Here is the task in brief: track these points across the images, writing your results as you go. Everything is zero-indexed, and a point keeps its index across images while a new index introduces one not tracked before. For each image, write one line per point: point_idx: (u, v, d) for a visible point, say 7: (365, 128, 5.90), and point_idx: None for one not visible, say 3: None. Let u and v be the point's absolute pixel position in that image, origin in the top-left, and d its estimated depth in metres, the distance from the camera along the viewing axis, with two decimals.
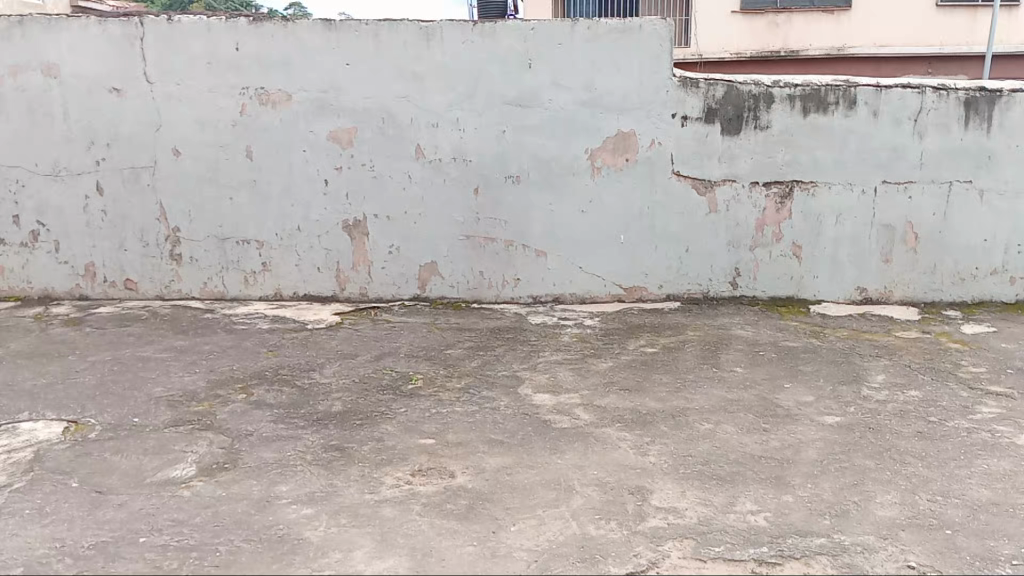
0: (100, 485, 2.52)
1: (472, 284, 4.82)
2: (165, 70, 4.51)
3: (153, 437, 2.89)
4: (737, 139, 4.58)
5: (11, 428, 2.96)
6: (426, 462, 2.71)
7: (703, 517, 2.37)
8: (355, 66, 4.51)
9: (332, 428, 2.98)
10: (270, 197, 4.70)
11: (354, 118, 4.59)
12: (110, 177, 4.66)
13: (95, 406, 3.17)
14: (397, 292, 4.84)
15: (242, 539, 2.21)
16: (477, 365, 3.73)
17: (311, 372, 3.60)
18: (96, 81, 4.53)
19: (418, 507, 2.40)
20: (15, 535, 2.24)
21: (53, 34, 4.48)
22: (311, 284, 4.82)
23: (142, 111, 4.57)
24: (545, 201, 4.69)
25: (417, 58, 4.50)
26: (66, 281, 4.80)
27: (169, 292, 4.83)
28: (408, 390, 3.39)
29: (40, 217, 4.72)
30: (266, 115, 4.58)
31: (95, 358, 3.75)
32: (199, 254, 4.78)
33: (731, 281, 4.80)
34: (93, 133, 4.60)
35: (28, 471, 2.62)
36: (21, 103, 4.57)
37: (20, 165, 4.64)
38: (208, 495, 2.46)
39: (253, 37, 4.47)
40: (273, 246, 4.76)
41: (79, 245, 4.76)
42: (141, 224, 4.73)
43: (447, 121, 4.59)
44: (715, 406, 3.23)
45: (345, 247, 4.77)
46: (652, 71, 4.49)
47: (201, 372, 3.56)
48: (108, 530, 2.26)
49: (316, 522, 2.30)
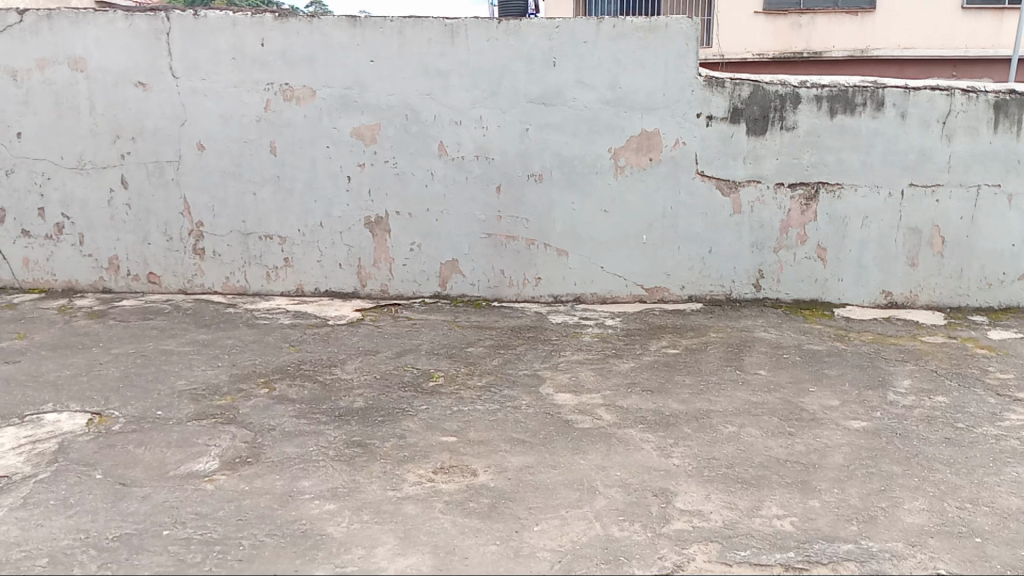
0: (123, 477, 2.53)
1: (492, 283, 4.81)
2: (191, 65, 4.53)
3: (176, 430, 2.89)
4: (763, 140, 4.54)
5: (35, 420, 2.97)
6: (449, 460, 2.70)
7: (729, 521, 2.34)
8: (380, 63, 4.51)
9: (353, 424, 2.98)
10: (292, 193, 4.70)
11: (377, 115, 4.58)
12: (134, 171, 4.69)
13: (119, 399, 3.18)
14: (418, 289, 4.84)
15: (266, 534, 2.21)
16: (498, 363, 3.72)
17: (333, 368, 3.60)
18: (121, 75, 4.56)
19: (441, 505, 2.39)
20: (41, 526, 2.25)
21: (81, 28, 4.51)
22: (332, 280, 4.82)
23: (167, 106, 4.59)
24: (567, 200, 4.67)
25: (441, 55, 4.49)
26: (90, 273, 4.84)
27: (192, 286, 4.85)
28: (429, 388, 3.38)
29: (65, 209, 4.75)
30: (291, 111, 4.59)
31: (119, 350, 3.77)
32: (222, 249, 4.79)
33: (754, 283, 4.76)
34: (118, 128, 4.63)
35: (53, 462, 2.63)
36: (48, 96, 4.60)
37: (45, 157, 4.68)
38: (231, 489, 2.46)
39: (279, 33, 4.47)
40: (296, 241, 4.77)
41: (103, 239, 4.79)
42: (164, 218, 4.75)
43: (470, 119, 4.58)
44: (740, 409, 3.20)
45: (367, 244, 4.77)
46: (678, 70, 4.46)
47: (223, 367, 3.57)
48: (131, 522, 2.26)
49: (338, 518, 2.30)
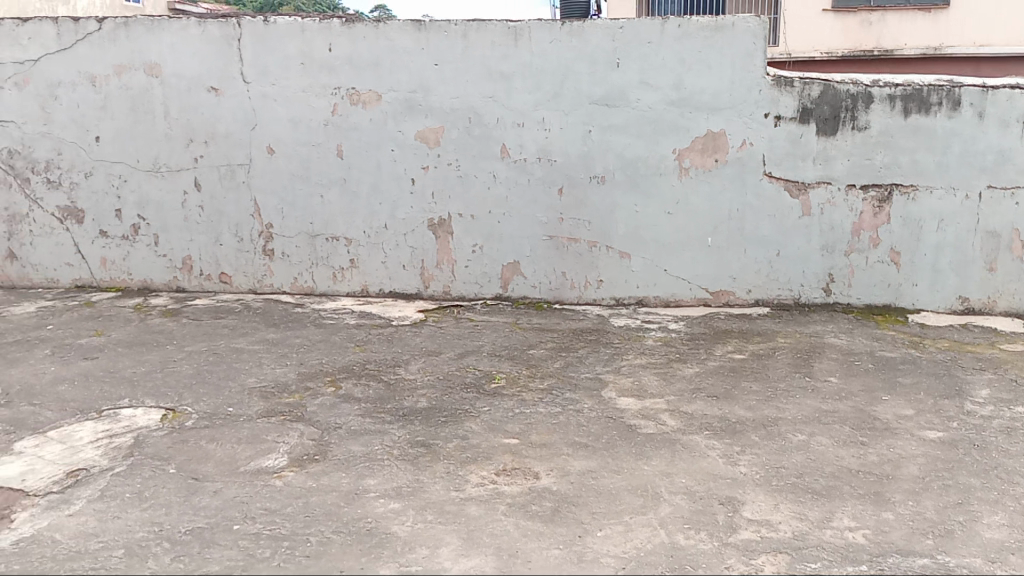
0: (196, 472, 2.61)
1: (554, 285, 4.79)
2: (262, 70, 4.66)
3: (247, 427, 2.97)
4: (834, 140, 4.41)
5: (113, 414, 3.09)
6: (511, 463, 2.70)
7: (798, 532, 2.28)
8: (444, 66, 4.55)
9: (417, 424, 3.01)
10: (358, 196, 4.78)
11: (441, 118, 4.63)
12: (207, 174, 4.84)
13: (192, 395, 3.29)
14: (480, 291, 4.86)
15: (332, 531, 2.25)
16: (560, 366, 3.71)
17: (397, 368, 3.64)
18: (195, 80, 4.71)
19: (503, 507, 2.39)
20: (117, 518, 2.33)
21: (157, 35, 4.68)
22: (396, 281, 4.88)
23: (238, 111, 4.73)
24: (630, 202, 4.63)
25: (504, 58, 4.51)
26: (165, 273, 5.01)
27: (262, 286, 4.97)
28: (492, 389, 3.39)
29: (141, 211, 4.93)
30: (357, 115, 4.67)
31: (192, 348, 3.90)
32: (290, 250, 4.90)
33: (823, 287, 4.63)
34: (192, 132, 4.78)
35: (129, 456, 2.73)
36: (125, 101, 4.78)
37: (123, 161, 4.86)
38: (298, 485, 2.52)
39: (346, 38, 4.56)
40: (361, 243, 4.85)
41: (177, 240, 4.95)
42: (235, 220, 4.89)
43: (533, 121, 4.58)
44: (809, 417, 3.11)
45: (430, 245, 4.81)
46: (744, 69, 4.37)
47: (292, 365, 3.66)
48: (203, 516, 2.33)
49: (403, 517, 2.32)
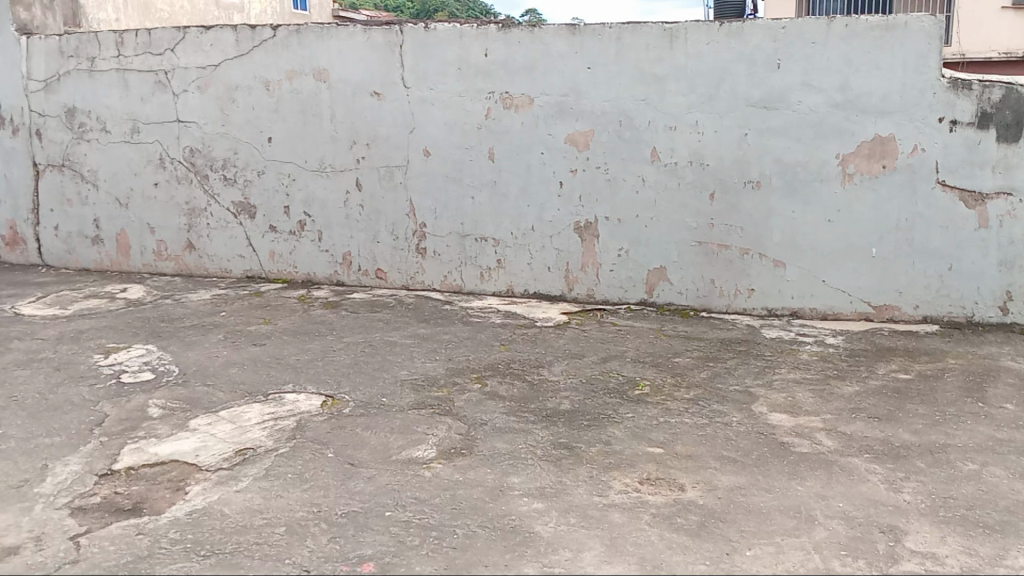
0: (352, 458, 2.75)
1: (701, 292, 4.67)
2: (421, 75, 4.84)
3: (399, 417, 3.10)
4: (1017, 147, 4.05)
5: (278, 398, 3.32)
6: (655, 472, 2.65)
7: (970, 570, 2.09)
8: (596, 70, 4.54)
9: (561, 427, 3.02)
10: (508, 197, 4.87)
11: (592, 121, 4.62)
12: (367, 174, 5.08)
13: (349, 384, 3.47)
14: (624, 296, 4.81)
15: (478, 525, 2.30)
16: (706, 376, 3.60)
17: (541, 369, 3.67)
18: (360, 85, 4.96)
19: (647, 517, 2.36)
20: (281, 496, 2.49)
21: (326, 43, 4.97)
22: (541, 283, 4.93)
23: (398, 114, 4.93)
24: (786, 208, 4.43)
25: (658, 60, 4.44)
26: (326, 267, 5.32)
27: (414, 282, 5.17)
28: (635, 396, 3.35)
29: (306, 208, 5.25)
30: (510, 119, 4.75)
31: (349, 339, 4.11)
32: (441, 249, 5.07)
33: (1000, 306, 4.25)
34: (355, 134, 5.04)
35: (292, 438, 2.92)
36: (296, 105, 5.11)
37: (292, 161, 5.20)
38: (446, 478, 2.59)
39: (501, 43, 4.65)
40: (508, 244, 4.93)
41: (338, 236, 5.24)
42: (392, 218, 5.11)
43: (686, 124, 4.48)
44: (984, 446, 2.85)
45: (576, 248, 4.82)
46: (918, 70, 4.08)
47: (440, 360, 3.77)
48: (358, 501, 2.45)
49: (547, 517, 2.34)
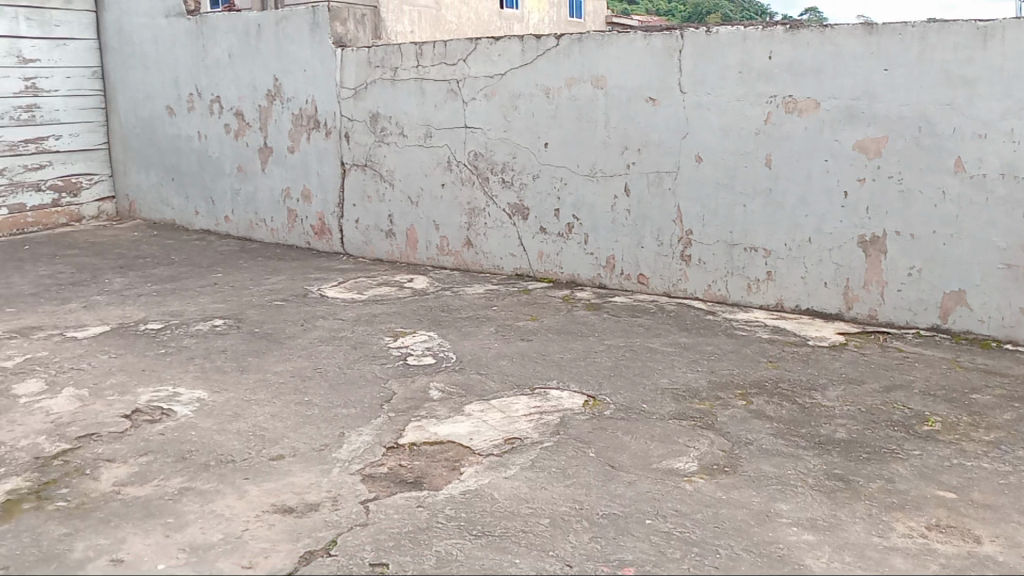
0: (613, 460, 2.78)
1: (1007, 322, 4.10)
2: (699, 80, 4.77)
3: (660, 426, 3.08)
4: None
5: (544, 393, 3.45)
6: (948, 520, 2.37)
7: None
8: (894, 72, 4.16)
9: (834, 456, 2.81)
10: (784, 207, 4.62)
11: (886, 127, 4.23)
12: (637, 179, 5.11)
13: (611, 387, 3.51)
14: (913, 319, 4.34)
15: (742, 548, 2.21)
16: (1014, 419, 3.13)
17: (812, 392, 3.43)
18: (636, 91, 5.00)
19: (937, 569, 2.12)
20: (545, 489, 2.59)
21: (606, 50, 5.08)
22: (815, 298, 4.62)
23: (673, 120, 4.90)
24: None
25: (969, 61, 3.98)
26: (591, 269, 5.44)
27: (677, 289, 5.10)
28: (924, 432, 3.01)
29: (576, 211, 5.41)
30: (792, 124, 4.50)
31: (612, 342, 4.17)
32: (708, 257, 4.94)
33: None
34: (628, 139, 5.09)
35: (556, 434, 3.02)
36: (573, 111, 5.28)
37: (565, 165, 5.39)
38: (709, 494, 2.52)
39: (788, 45, 4.43)
40: (781, 255, 4.68)
41: (605, 240, 5.33)
42: (659, 224, 5.08)
43: (998, 133, 3.97)
44: None
45: (858, 264, 4.44)
46: None
47: (703, 372, 3.69)
48: (619, 505, 2.47)
49: (818, 551, 2.19)
